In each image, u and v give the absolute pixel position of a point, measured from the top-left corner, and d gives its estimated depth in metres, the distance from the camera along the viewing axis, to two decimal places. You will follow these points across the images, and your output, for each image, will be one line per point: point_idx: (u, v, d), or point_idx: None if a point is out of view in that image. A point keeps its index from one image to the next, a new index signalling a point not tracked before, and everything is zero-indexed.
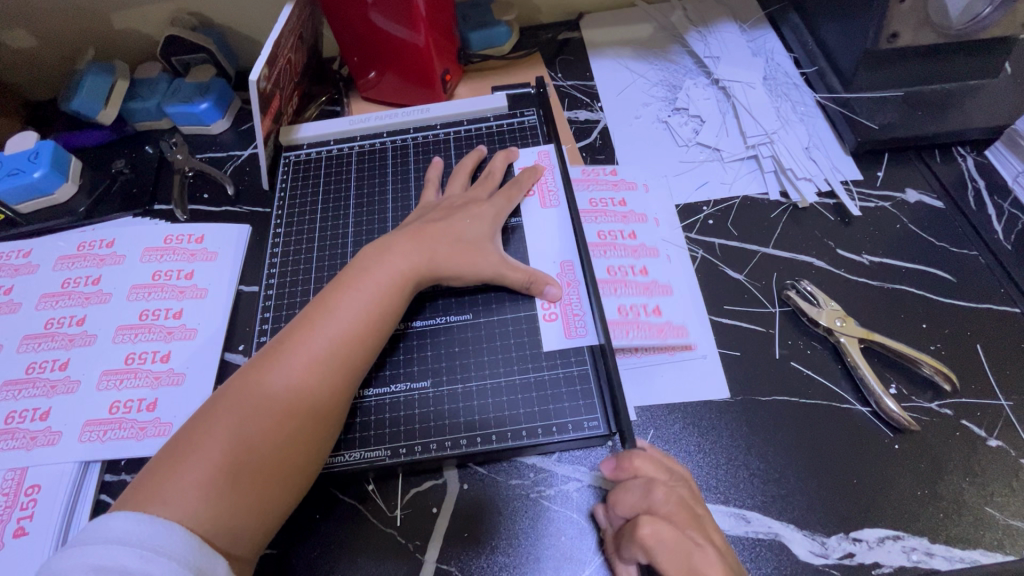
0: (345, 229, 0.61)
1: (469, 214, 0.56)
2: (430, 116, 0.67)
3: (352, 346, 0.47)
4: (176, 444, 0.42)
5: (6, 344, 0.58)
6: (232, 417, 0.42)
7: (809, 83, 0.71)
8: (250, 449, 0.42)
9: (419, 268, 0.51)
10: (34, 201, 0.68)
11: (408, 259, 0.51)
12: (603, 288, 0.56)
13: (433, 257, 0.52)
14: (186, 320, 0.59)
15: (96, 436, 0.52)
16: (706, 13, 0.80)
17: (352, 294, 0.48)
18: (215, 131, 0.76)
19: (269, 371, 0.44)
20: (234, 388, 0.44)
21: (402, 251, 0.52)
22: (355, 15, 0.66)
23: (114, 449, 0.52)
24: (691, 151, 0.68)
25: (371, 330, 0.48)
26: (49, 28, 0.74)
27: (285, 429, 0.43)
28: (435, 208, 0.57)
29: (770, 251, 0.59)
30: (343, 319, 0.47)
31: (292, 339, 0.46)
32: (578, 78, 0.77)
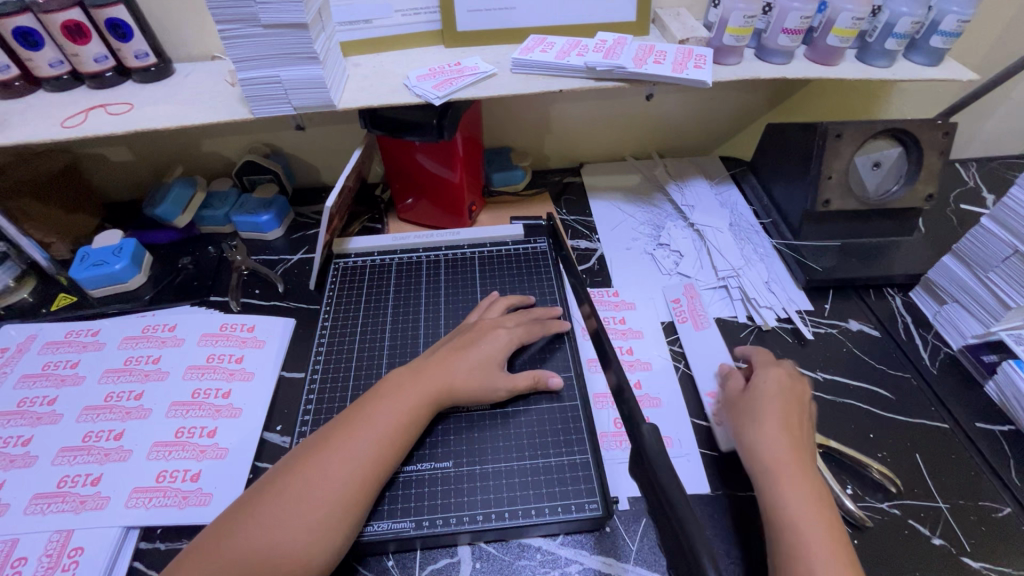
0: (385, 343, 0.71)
1: (486, 338, 0.63)
2: (459, 237, 0.80)
3: (383, 448, 0.53)
4: (222, 526, 0.48)
5: (67, 414, 0.64)
6: (270, 504, 0.48)
7: (767, 230, 0.88)
8: (284, 533, 0.47)
9: (440, 386, 0.59)
10: (106, 287, 0.78)
11: (437, 380, 0.59)
12: (599, 402, 0.65)
13: (456, 381, 0.59)
14: (233, 400, 0.66)
15: (141, 503, 0.57)
16: (683, 171, 1.00)
17: (388, 404, 0.56)
18: (269, 238, 0.90)
19: (311, 466, 0.50)
20: (278, 479, 0.50)
21: (435, 366, 0.60)
22: (404, 157, 0.83)
23: (155, 516, 0.56)
24: (672, 279, 0.82)
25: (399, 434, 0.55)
26: (146, 150, 0.91)
27: (317, 522, 0.48)
28: (466, 331, 0.65)
29: (741, 365, 0.70)
30: (379, 424, 0.54)
31: (333, 440, 0.52)
32: (579, 214, 0.93)
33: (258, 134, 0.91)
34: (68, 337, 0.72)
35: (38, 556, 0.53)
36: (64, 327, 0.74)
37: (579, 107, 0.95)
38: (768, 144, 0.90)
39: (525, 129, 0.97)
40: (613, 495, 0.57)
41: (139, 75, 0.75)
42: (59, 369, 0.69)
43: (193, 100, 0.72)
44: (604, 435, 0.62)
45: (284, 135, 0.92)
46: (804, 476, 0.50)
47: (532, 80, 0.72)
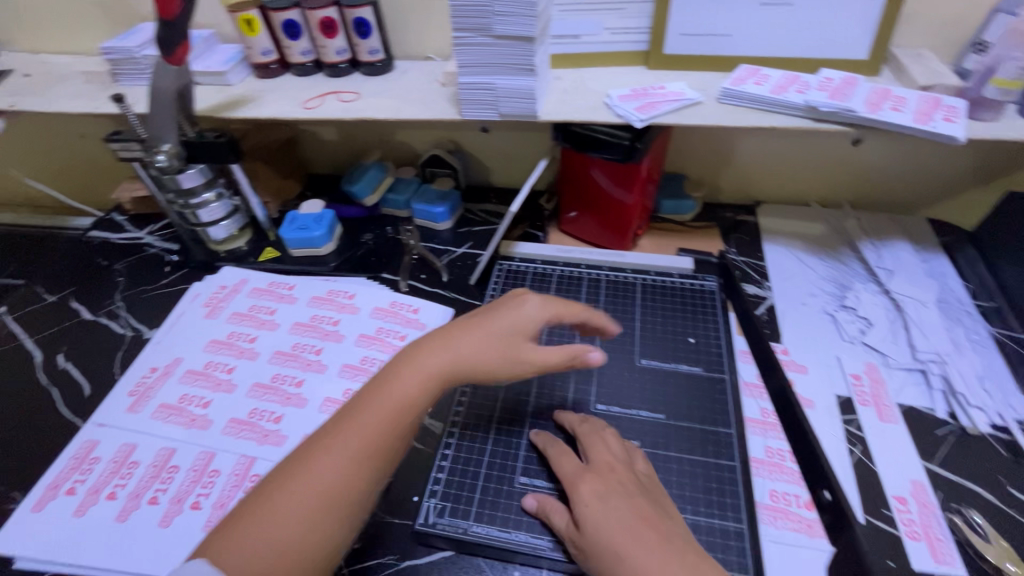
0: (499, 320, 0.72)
1: (514, 304, 0.57)
2: (624, 261, 0.79)
3: (376, 443, 0.48)
4: (231, 522, 0.45)
5: (262, 354, 0.74)
6: (276, 506, 0.45)
7: (983, 315, 0.75)
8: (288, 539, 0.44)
9: (444, 366, 0.53)
10: (303, 249, 0.89)
11: (437, 360, 0.53)
12: (757, 467, 0.57)
13: (455, 356, 0.53)
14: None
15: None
16: (880, 228, 0.89)
17: (394, 385, 0.51)
18: (438, 228, 0.95)
19: (314, 451, 0.48)
20: (294, 462, 0.48)
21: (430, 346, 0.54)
22: (582, 173, 0.83)
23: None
24: (855, 348, 0.72)
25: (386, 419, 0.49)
26: (351, 132, 1.02)
27: (316, 506, 0.45)
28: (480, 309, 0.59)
29: (936, 468, 0.60)
30: (369, 419, 0.49)
31: (316, 440, 0.48)
32: (750, 257, 0.87)
33: (447, 131, 0.98)
34: (271, 287, 0.83)
35: (229, 473, 0.61)
36: (269, 278, 0.85)
37: (772, 143, 0.89)
38: None
39: (705, 159, 0.92)
40: None
41: (367, 68, 0.83)
42: (261, 313, 0.79)
43: (408, 95, 0.78)
44: (767, 508, 0.54)
45: (469, 135, 0.98)
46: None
47: (740, 113, 0.68)
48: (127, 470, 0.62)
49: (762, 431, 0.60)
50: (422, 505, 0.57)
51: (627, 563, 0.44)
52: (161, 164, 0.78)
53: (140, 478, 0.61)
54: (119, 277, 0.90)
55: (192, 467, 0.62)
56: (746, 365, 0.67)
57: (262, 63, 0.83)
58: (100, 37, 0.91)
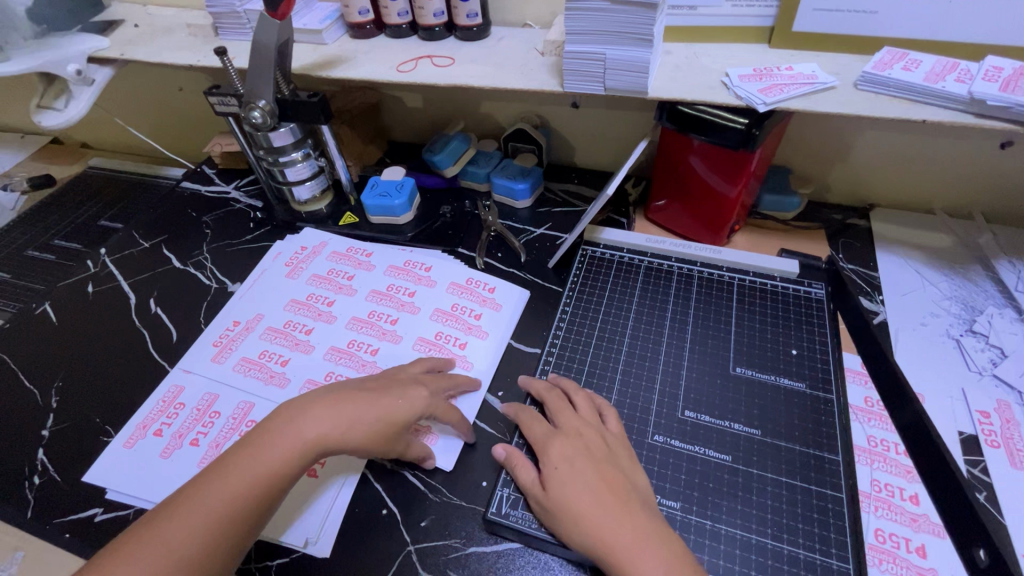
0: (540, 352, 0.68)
1: (401, 394, 0.58)
2: (720, 257, 0.73)
3: (239, 507, 0.49)
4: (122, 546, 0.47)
5: (339, 318, 0.74)
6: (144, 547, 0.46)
7: None
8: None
9: (322, 436, 0.53)
10: (382, 217, 0.88)
11: (317, 428, 0.53)
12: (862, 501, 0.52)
13: (333, 429, 0.53)
14: (467, 353, 0.68)
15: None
16: (1019, 247, 0.78)
17: (272, 436, 0.52)
18: (517, 206, 0.92)
19: (212, 480, 0.50)
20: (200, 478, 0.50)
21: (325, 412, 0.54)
22: (681, 159, 0.77)
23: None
24: (984, 381, 0.64)
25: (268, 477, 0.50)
26: (436, 100, 0.99)
27: (206, 547, 0.47)
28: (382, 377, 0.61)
29: None
30: (246, 477, 0.50)
31: (208, 487, 0.49)
32: (860, 265, 0.78)
33: (534, 105, 0.94)
34: (349, 252, 0.83)
35: None
36: (348, 242, 0.85)
37: (902, 141, 0.78)
38: None
39: (818, 152, 0.83)
40: None
41: (463, 33, 0.80)
42: (339, 278, 0.79)
43: (505, 64, 0.74)
44: (872, 547, 0.50)
45: (557, 110, 0.93)
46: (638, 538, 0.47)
47: (884, 102, 0.60)
48: (210, 419, 0.64)
49: (868, 461, 0.55)
50: (495, 493, 0.55)
51: (582, 523, 0.48)
52: (256, 120, 0.76)
53: (221, 428, 0.63)
54: (207, 228, 0.92)
55: None
56: (857, 388, 0.61)
57: (358, 22, 0.82)
58: None
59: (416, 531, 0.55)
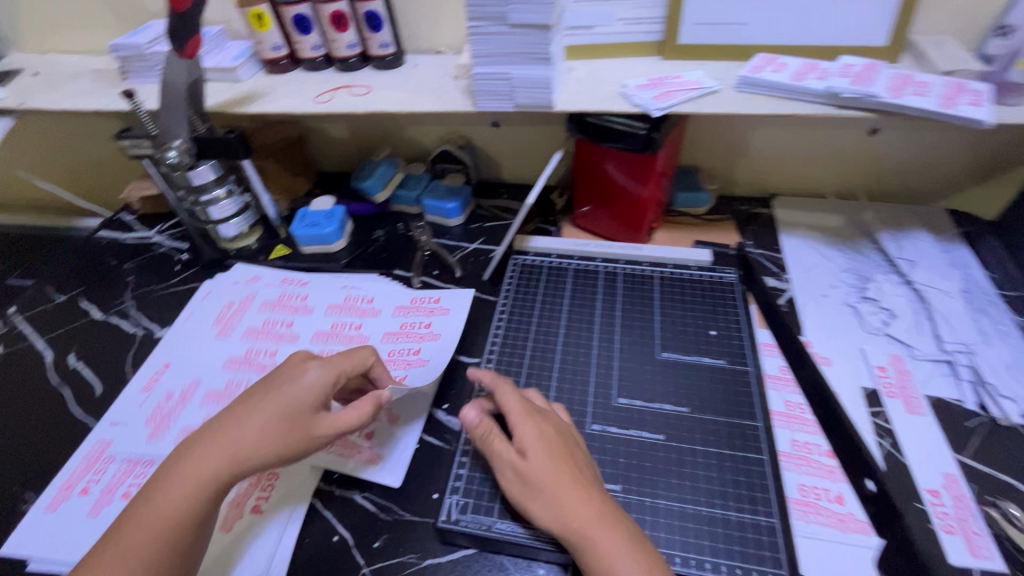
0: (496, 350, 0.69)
1: (290, 378, 0.54)
2: (641, 254, 0.77)
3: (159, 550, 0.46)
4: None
5: (278, 354, 0.73)
6: None
7: (1010, 305, 0.73)
8: None
9: (224, 461, 0.49)
10: (314, 246, 0.88)
11: (216, 457, 0.49)
12: (785, 461, 0.57)
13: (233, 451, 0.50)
14: (421, 357, 0.69)
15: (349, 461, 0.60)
16: (898, 219, 0.87)
17: (171, 488, 0.48)
18: (450, 224, 0.95)
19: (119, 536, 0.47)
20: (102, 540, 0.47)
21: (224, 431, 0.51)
22: (596, 165, 0.82)
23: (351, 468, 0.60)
24: (880, 340, 0.71)
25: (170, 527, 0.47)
26: (361, 129, 1.01)
27: None
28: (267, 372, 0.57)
29: (968, 460, 0.59)
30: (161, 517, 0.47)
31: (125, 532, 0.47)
32: (767, 249, 0.85)
33: (457, 126, 0.97)
34: (283, 284, 0.83)
35: None
36: (281, 274, 0.84)
37: (789, 134, 0.87)
38: None
39: (719, 151, 0.91)
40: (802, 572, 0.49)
41: (378, 62, 0.83)
42: (274, 310, 0.78)
43: (419, 89, 0.77)
44: (797, 502, 0.54)
45: (480, 130, 0.97)
46: (603, 523, 0.48)
47: (759, 101, 0.67)
48: (143, 469, 0.61)
49: (788, 424, 0.60)
50: (445, 502, 0.57)
51: (554, 511, 0.48)
52: (172, 161, 0.76)
53: None
54: (128, 276, 0.89)
55: None
56: (772, 359, 0.66)
57: (272, 58, 0.83)
58: (109, 34, 0.90)
59: (369, 552, 0.54)
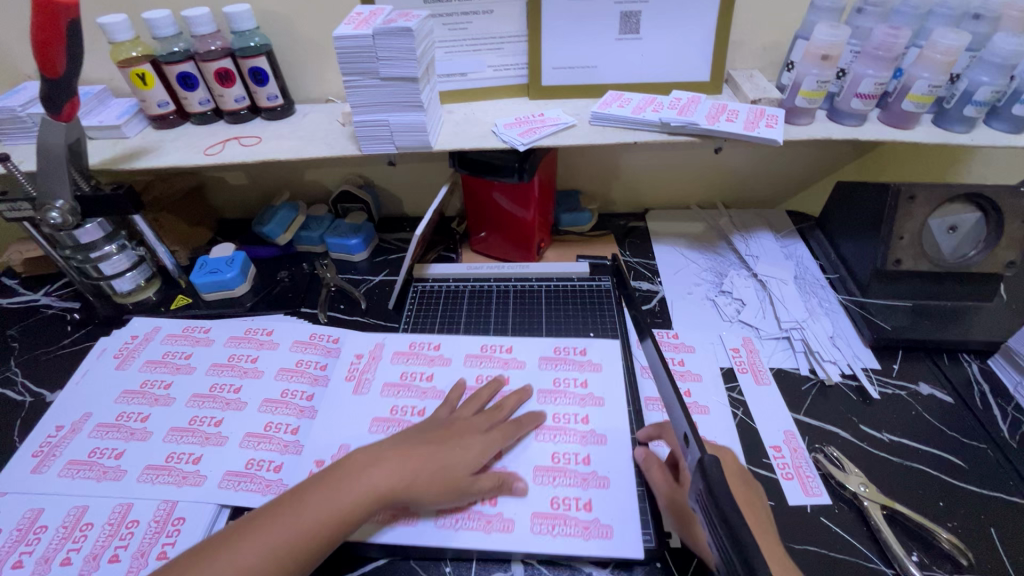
0: (603, 400, 0.69)
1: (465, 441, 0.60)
2: (529, 271, 0.88)
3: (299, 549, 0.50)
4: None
5: (178, 401, 0.73)
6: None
7: (833, 286, 0.88)
8: None
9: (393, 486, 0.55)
10: (217, 292, 0.89)
11: (388, 480, 0.55)
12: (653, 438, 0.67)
13: (403, 480, 0.55)
14: (594, 425, 0.67)
15: (449, 525, 0.58)
16: (747, 222, 1.02)
17: (320, 496, 0.53)
18: (355, 259, 0.99)
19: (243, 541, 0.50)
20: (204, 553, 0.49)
21: (394, 462, 0.56)
22: (484, 195, 0.90)
23: (566, 546, 0.56)
24: (734, 326, 0.83)
25: (301, 546, 0.50)
26: (260, 175, 1.03)
27: None
28: (443, 422, 0.63)
29: (802, 417, 0.70)
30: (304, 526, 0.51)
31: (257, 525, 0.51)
32: (642, 257, 0.97)
33: (355, 167, 1.02)
34: (185, 332, 0.83)
35: (148, 521, 0.61)
36: (183, 323, 0.85)
37: (651, 157, 1.00)
38: (837, 202, 0.91)
39: (594, 174, 1.03)
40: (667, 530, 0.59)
41: (268, 113, 0.87)
42: (175, 359, 0.79)
43: (309, 137, 0.83)
44: None
45: (377, 169, 1.03)
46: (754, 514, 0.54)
47: (609, 132, 0.78)
48: (34, 536, 0.59)
49: (656, 406, 0.70)
50: None
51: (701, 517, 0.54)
52: (54, 221, 0.74)
53: (49, 542, 0.59)
54: (13, 341, 0.85)
55: (108, 521, 0.60)
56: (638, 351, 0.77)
57: (159, 114, 0.85)
58: None
59: None
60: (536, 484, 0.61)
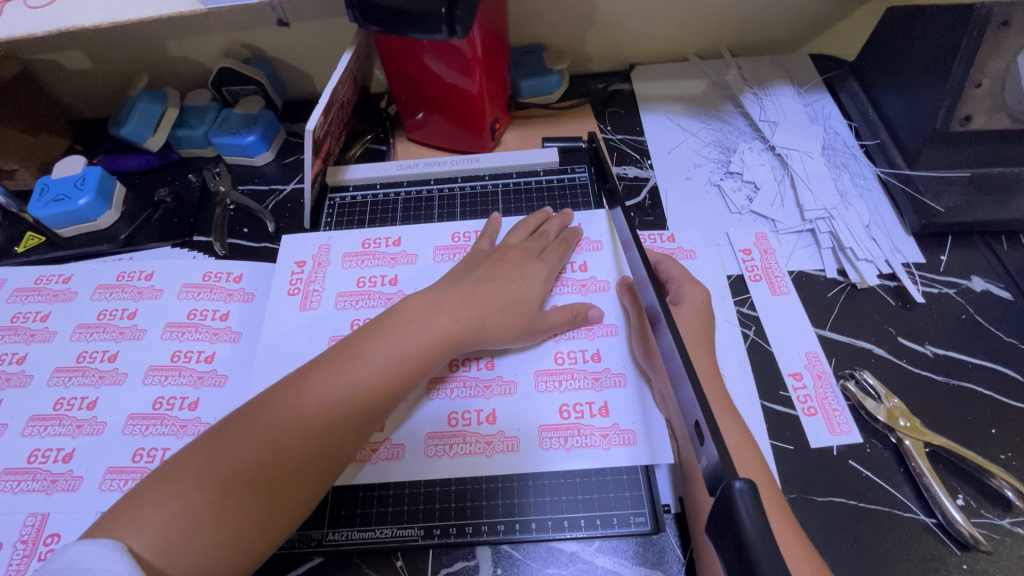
0: (609, 286, 0.57)
1: (519, 274, 0.54)
2: (479, 166, 0.68)
3: (353, 400, 0.44)
4: (208, 444, 0.41)
5: (38, 381, 0.56)
6: (239, 448, 0.40)
7: (869, 155, 0.69)
8: (240, 489, 0.39)
9: (459, 327, 0.49)
10: (76, 226, 0.68)
11: (458, 333, 0.49)
12: None
13: (478, 329, 0.50)
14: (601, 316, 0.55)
15: (443, 452, 0.49)
16: (761, 74, 0.78)
17: (383, 341, 0.47)
18: (258, 163, 0.76)
19: (292, 389, 0.43)
20: (207, 445, 0.41)
21: (455, 308, 0.50)
22: (410, 60, 0.65)
23: (584, 459, 0.47)
24: (744, 219, 0.65)
25: (344, 411, 0.43)
26: (107, 52, 0.75)
27: (301, 457, 0.41)
28: (487, 259, 0.56)
29: (828, 333, 0.57)
30: (359, 373, 0.45)
31: (304, 375, 0.44)
32: (627, 133, 0.75)
33: (232, 32, 0.74)
34: (37, 284, 0.64)
35: (13, 542, 0.48)
36: (34, 273, 0.65)
37: None
38: (887, 36, 0.67)
39: (562, 21, 0.76)
40: (664, 499, 0.47)
41: None
42: (27, 323, 0.60)
43: None
44: None
45: (264, 33, 0.74)
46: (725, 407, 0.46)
47: None
48: None
49: None
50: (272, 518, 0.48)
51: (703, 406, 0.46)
52: None
53: None
54: None
55: None
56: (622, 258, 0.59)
57: None
58: None
59: None
60: (540, 392, 0.51)
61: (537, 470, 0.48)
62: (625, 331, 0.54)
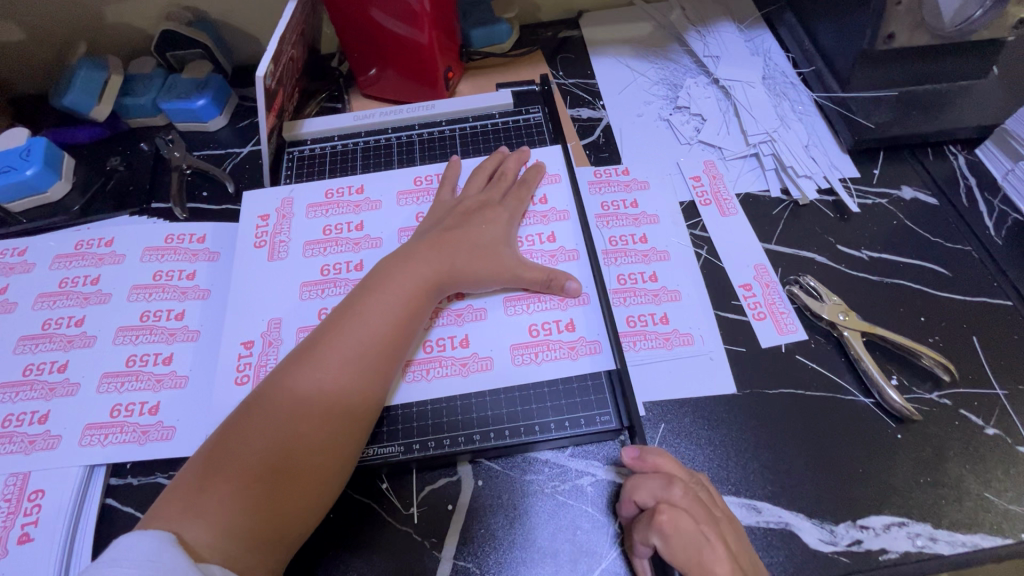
0: (568, 214, 0.60)
1: (484, 217, 0.56)
2: (435, 112, 0.69)
3: (360, 363, 0.47)
4: (238, 433, 0.44)
5: (3, 351, 0.56)
6: (268, 430, 0.43)
7: (806, 83, 0.73)
8: (279, 467, 0.42)
9: (436, 271, 0.52)
10: (25, 199, 0.66)
11: (429, 270, 0.51)
12: (614, 298, 0.57)
13: (447, 263, 0.52)
14: (563, 242, 0.58)
15: (421, 375, 0.51)
16: (704, 13, 0.80)
17: (376, 303, 0.49)
18: (212, 128, 0.75)
19: (303, 364, 0.46)
20: (237, 432, 0.44)
21: (425, 254, 0.52)
22: (356, 9, 0.64)
23: (554, 369, 0.51)
24: (693, 149, 0.68)
25: (356, 375, 0.46)
26: (38, 20, 0.72)
27: (326, 424, 0.44)
28: (453, 210, 0.57)
29: (774, 246, 0.61)
30: (361, 337, 0.47)
31: (311, 350, 0.47)
32: (579, 77, 0.77)
33: None
34: None
35: None
36: None
37: None
38: None
39: None
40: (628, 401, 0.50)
41: None
42: None
43: None
44: (628, 334, 0.55)
45: None
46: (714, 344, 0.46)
47: None
48: None
49: (613, 259, 0.59)
50: None
51: None
52: None
53: None
54: None
55: None
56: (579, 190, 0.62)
57: None
58: None
59: None
60: (511, 314, 0.54)
61: (514, 383, 0.51)
62: (586, 255, 0.57)
